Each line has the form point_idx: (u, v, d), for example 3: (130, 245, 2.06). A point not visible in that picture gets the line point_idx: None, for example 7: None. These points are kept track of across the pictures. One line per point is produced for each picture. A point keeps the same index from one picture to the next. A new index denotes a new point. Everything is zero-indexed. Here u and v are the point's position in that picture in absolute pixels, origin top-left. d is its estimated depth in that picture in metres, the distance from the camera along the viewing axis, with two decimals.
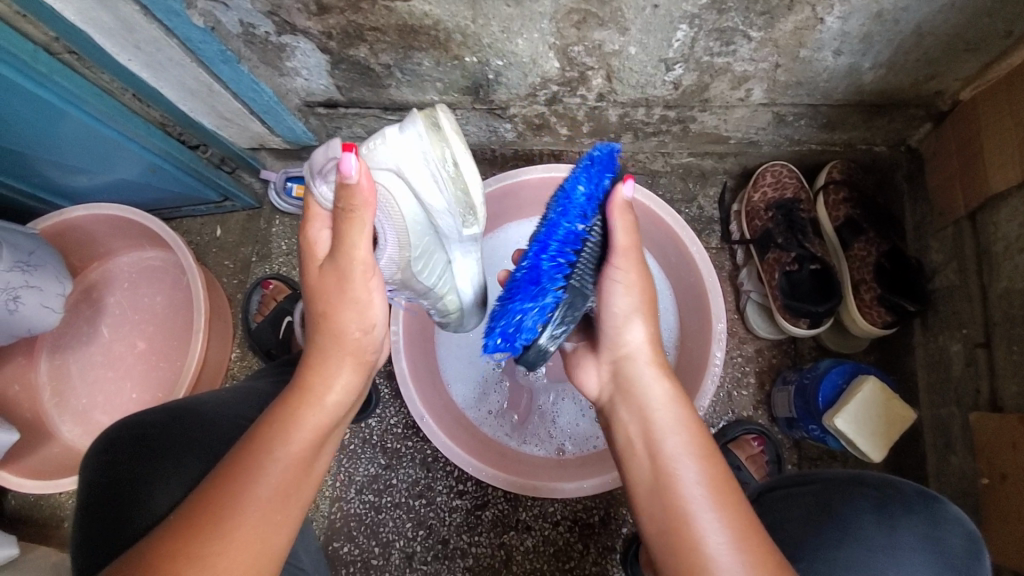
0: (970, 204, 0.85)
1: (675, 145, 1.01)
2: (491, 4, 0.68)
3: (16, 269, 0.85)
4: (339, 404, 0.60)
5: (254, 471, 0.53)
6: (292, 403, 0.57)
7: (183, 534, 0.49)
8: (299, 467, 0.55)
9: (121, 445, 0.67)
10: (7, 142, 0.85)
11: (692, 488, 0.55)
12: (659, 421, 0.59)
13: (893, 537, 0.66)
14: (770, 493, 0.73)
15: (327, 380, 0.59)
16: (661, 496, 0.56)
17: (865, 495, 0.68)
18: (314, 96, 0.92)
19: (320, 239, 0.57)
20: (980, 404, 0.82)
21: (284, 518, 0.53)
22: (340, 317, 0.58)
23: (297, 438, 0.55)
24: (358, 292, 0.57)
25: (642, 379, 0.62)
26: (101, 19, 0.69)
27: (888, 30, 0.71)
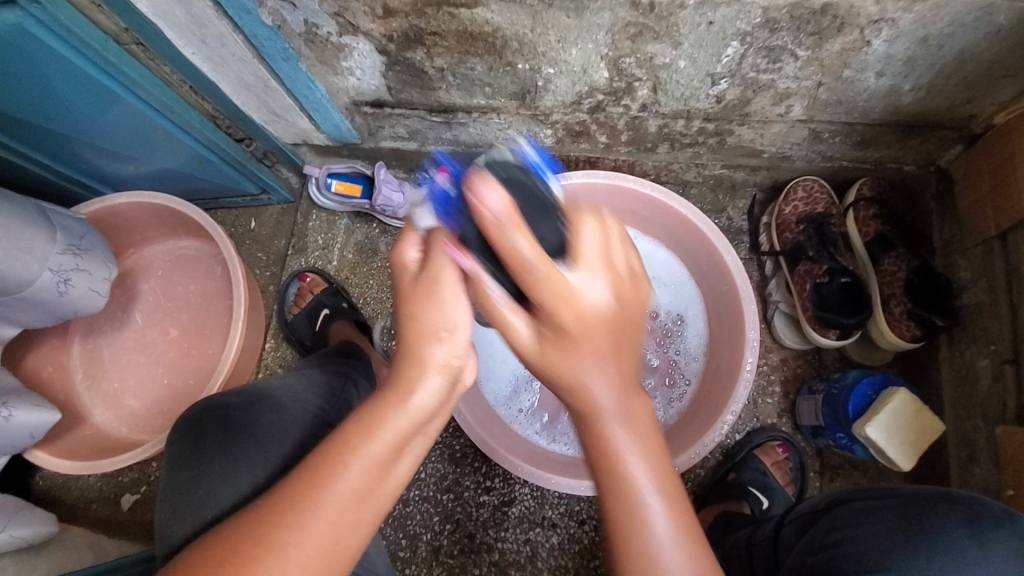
0: (1001, 225, 0.88)
1: (710, 156, 1.04)
2: (552, 15, 0.71)
3: (67, 252, 0.88)
4: (429, 409, 0.52)
5: (336, 468, 0.50)
6: (377, 403, 0.52)
7: (264, 526, 0.49)
8: (377, 471, 0.51)
9: (209, 423, 0.71)
10: (65, 127, 0.87)
11: (642, 479, 0.53)
12: (610, 418, 0.53)
13: (984, 550, 0.59)
14: (847, 505, 0.69)
15: (414, 385, 0.51)
16: (609, 478, 0.53)
17: (954, 511, 0.62)
18: (363, 95, 0.94)
19: (411, 257, 0.55)
20: (1007, 418, 0.86)
21: (361, 524, 0.51)
22: (422, 320, 0.52)
23: (378, 445, 0.51)
24: (446, 296, 0.53)
25: (578, 379, 0.53)
26: (174, 12, 0.72)
27: (932, 55, 0.74)
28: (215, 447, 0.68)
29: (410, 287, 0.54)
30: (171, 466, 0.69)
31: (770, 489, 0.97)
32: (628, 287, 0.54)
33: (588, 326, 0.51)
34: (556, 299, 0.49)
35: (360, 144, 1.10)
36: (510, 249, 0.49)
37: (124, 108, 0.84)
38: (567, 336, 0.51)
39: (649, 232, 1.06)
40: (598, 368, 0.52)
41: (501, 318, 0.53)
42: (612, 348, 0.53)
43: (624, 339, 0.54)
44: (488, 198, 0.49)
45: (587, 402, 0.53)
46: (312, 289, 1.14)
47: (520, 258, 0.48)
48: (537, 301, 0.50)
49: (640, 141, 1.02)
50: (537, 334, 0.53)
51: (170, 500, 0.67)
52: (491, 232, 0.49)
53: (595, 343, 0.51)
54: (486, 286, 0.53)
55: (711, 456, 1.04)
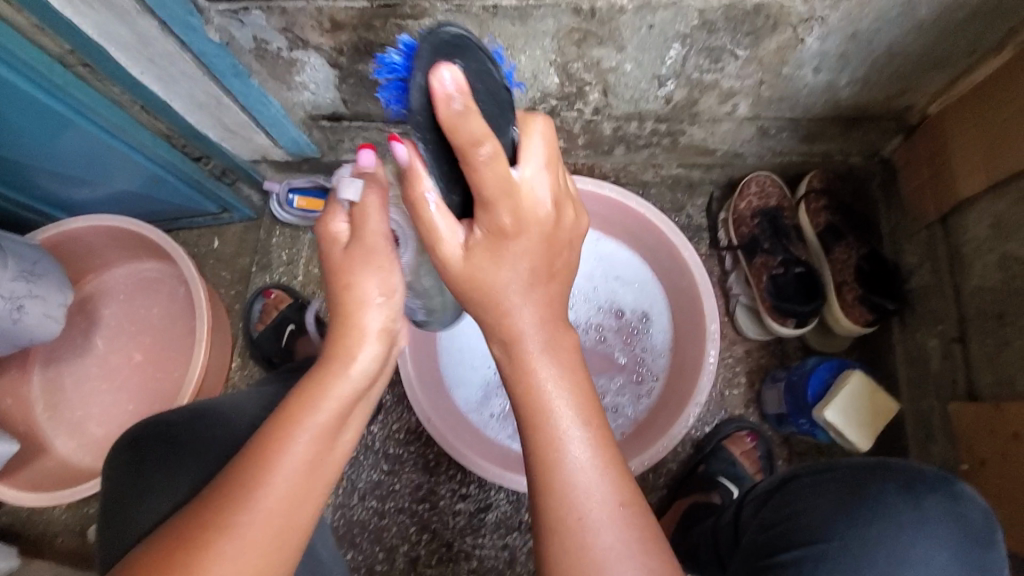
0: (941, 209, 0.92)
1: (665, 156, 1.07)
2: (497, 24, 0.72)
3: (20, 278, 0.87)
4: (367, 374, 0.55)
5: (283, 440, 0.51)
6: (318, 375, 0.54)
7: (217, 505, 0.49)
8: (323, 438, 0.53)
9: (150, 443, 0.69)
10: (10, 153, 0.86)
11: (566, 410, 0.52)
12: (534, 347, 0.53)
13: (919, 513, 0.61)
14: (795, 480, 0.69)
15: (352, 354, 0.54)
16: (535, 427, 0.52)
17: (892, 478, 0.64)
18: (319, 109, 0.94)
19: (340, 228, 0.57)
20: (957, 394, 0.89)
21: (310, 494, 0.52)
22: (351, 286, 0.54)
23: (323, 413, 0.52)
24: (384, 262, 0.56)
25: (503, 301, 0.53)
26: (119, 33, 0.72)
27: (862, 50, 0.77)
28: (158, 467, 0.67)
29: (343, 258, 0.55)
30: (112, 489, 0.68)
31: (740, 477, 0.98)
32: (569, 207, 0.54)
33: (524, 227, 0.51)
34: (499, 199, 0.49)
35: (319, 158, 1.10)
36: (478, 178, 0.47)
37: (76, 131, 0.83)
38: (500, 234, 0.51)
39: (611, 233, 1.07)
40: (520, 289, 0.53)
41: (435, 233, 0.51)
42: (551, 285, 0.55)
43: (557, 262, 0.55)
44: (442, 79, 0.43)
45: (516, 331, 0.53)
46: (278, 305, 1.12)
47: (481, 174, 0.46)
48: (478, 198, 0.49)
49: (597, 144, 1.04)
50: (470, 241, 0.52)
51: (111, 521, 0.66)
52: (447, 122, 0.44)
53: (529, 249, 0.52)
54: (423, 184, 0.49)
55: (683, 450, 1.06)
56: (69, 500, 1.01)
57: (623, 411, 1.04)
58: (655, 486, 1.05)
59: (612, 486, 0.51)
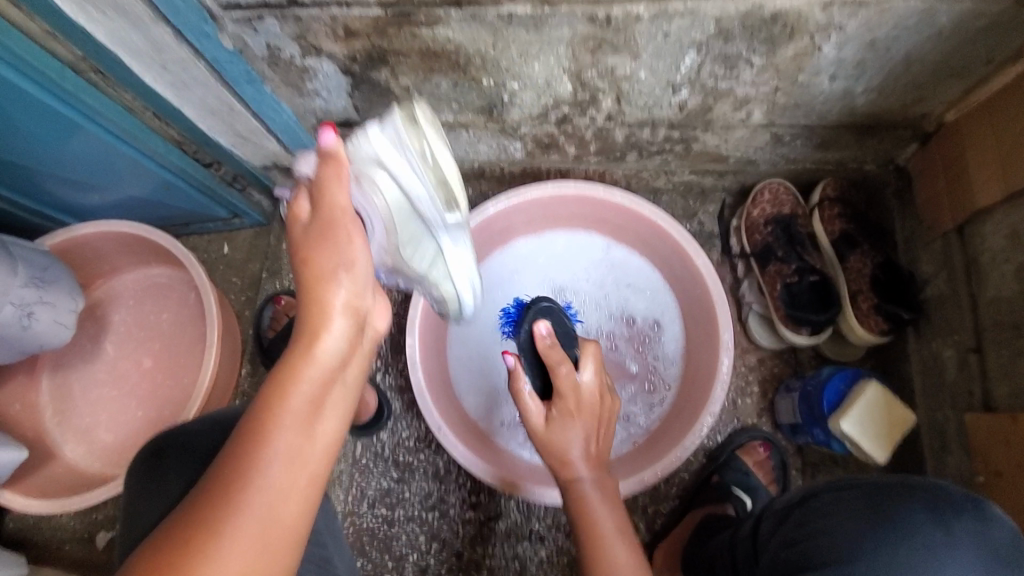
0: (957, 218, 0.91)
1: (677, 163, 1.06)
2: (512, 31, 0.72)
3: (30, 284, 0.87)
4: (339, 352, 0.52)
5: (258, 429, 0.49)
6: (285, 360, 0.51)
7: (197, 507, 0.46)
8: (299, 424, 0.50)
9: (164, 451, 0.69)
10: (22, 159, 0.86)
11: (609, 525, 0.70)
12: (588, 487, 0.72)
13: (949, 537, 0.59)
14: (815, 498, 0.69)
15: (320, 332, 0.52)
16: (586, 530, 0.70)
17: (917, 498, 0.62)
18: (331, 115, 0.94)
19: (304, 207, 0.55)
20: (974, 405, 0.88)
21: (293, 488, 0.49)
22: (311, 262, 0.53)
23: (295, 396, 0.50)
24: (343, 236, 0.53)
25: (567, 453, 0.72)
26: (133, 41, 0.72)
27: (879, 58, 0.77)
28: (173, 475, 0.67)
29: (304, 236, 0.54)
30: (130, 498, 0.68)
31: (753, 488, 0.98)
32: (609, 397, 0.76)
33: (583, 413, 0.73)
34: (568, 391, 0.73)
35: None
36: (562, 381, 0.73)
37: (86, 137, 0.83)
38: (568, 411, 0.73)
39: (623, 240, 1.06)
40: (580, 451, 0.72)
41: (524, 407, 0.74)
42: (596, 428, 0.74)
43: (599, 431, 0.74)
44: (540, 328, 0.77)
45: (572, 472, 0.72)
46: (286, 311, 1.13)
47: (563, 382, 0.74)
48: (557, 392, 0.74)
49: (609, 151, 1.03)
50: (549, 419, 0.73)
51: (127, 529, 0.66)
52: (542, 350, 0.75)
53: (587, 421, 0.73)
54: (522, 381, 0.73)
55: (695, 460, 1.05)
56: (79, 507, 1.01)
57: (634, 420, 1.04)
58: (666, 495, 1.04)
59: (632, 559, 0.68)
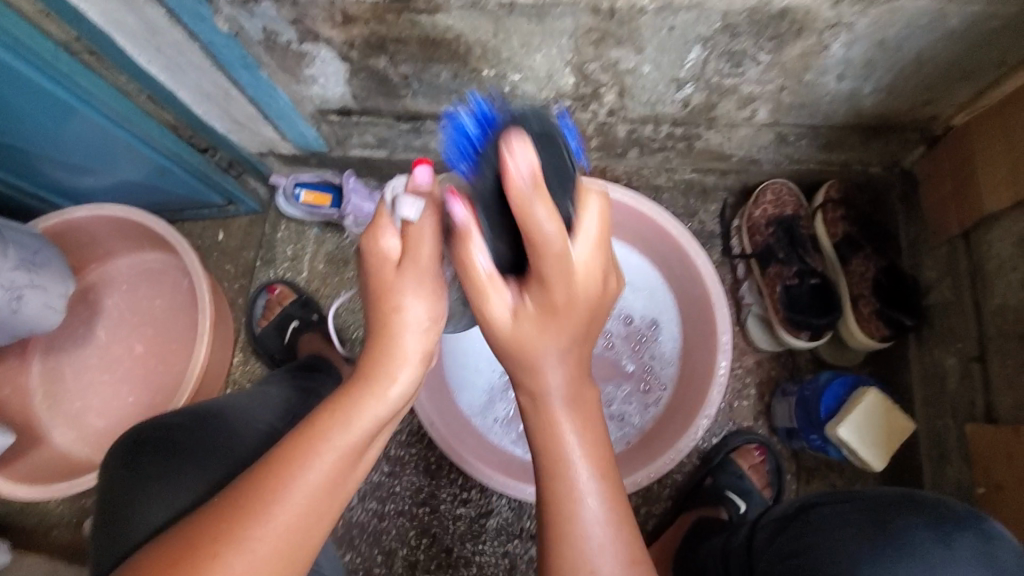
0: (964, 223, 0.90)
1: (680, 160, 1.04)
2: (513, 21, 0.70)
3: (20, 268, 0.85)
4: (404, 397, 0.53)
5: (310, 455, 0.49)
6: (350, 393, 0.51)
7: (229, 516, 0.48)
8: (348, 457, 0.51)
9: (147, 446, 0.67)
10: (14, 140, 0.84)
11: (575, 453, 0.57)
12: (557, 404, 0.57)
13: (951, 554, 0.57)
14: (815, 510, 0.69)
15: (391, 374, 0.52)
16: (554, 467, 0.57)
17: (919, 513, 0.61)
18: (329, 103, 0.92)
19: (389, 245, 0.53)
20: (975, 415, 0.87)
21: (325, 511, 0.51)
22: (395, 303, 0.52)
23: (355, 430, 0.50)
24: (432, 286, 0.53)
25: (540, 347, 0.55)
26: (127, 22, 0.70)
27: (889, 58, 0.75)
28: (156, 473, 0.65)
29: (395, 279, 0.52)
30: (108, 493, 0.66)
31: (747, 492, 0.97)
32: (609, 274, 0.56)
33: (576, 303, 0.53)
34: (557, 279, 0.50)
35: (327, 152, 1.08)
36: (533, 228, 0.47)
37: (81, 120, 0.82)
38: (551, 309, 0.52)
39: (622, 238, 1.05)
40: (555, 359, 0.55)
41: (480, 288, 0.53)
42: (579, 347, 0.56)
43: (589, 331, 0.56)
44: (517, 165, 0.45)
45: (545, 387, 0.57)
46: (280, 301, 1.12)
47: (543, 237, 0.47)
48: (538, 277, 0.51)
49: (610, 146, 1.02)
50: (519, 309, 0.53)
51: (106, 527, 0.64)
52: (514, 202, 0.46)
53: (574, 326, 0.54)
54: (474, 249, 0.52)
55: (689, 461, 1.04)
56: (67, 493, 1.00)
57: (629, 420, 1.03)
58: (660, 497, 1.03)
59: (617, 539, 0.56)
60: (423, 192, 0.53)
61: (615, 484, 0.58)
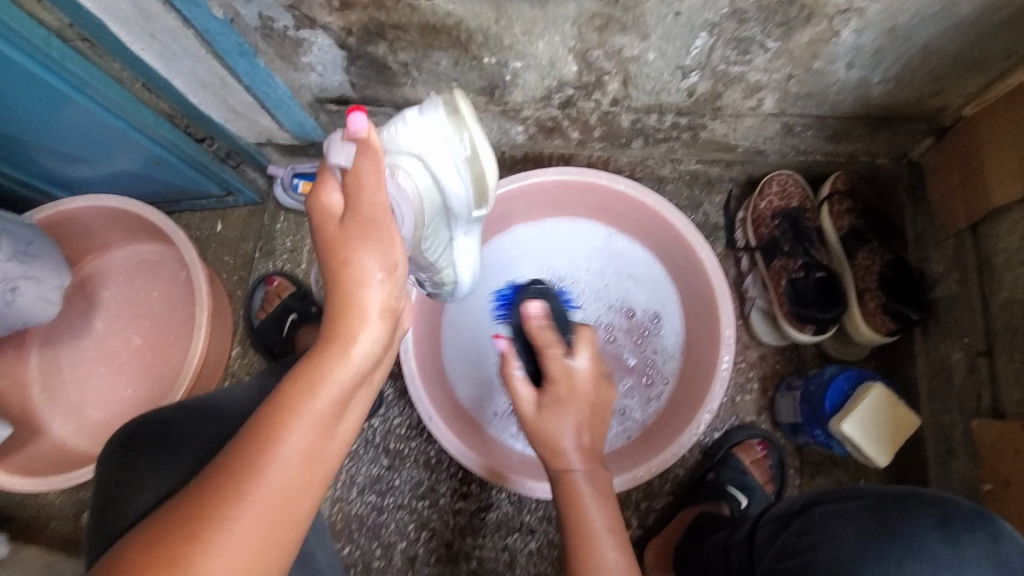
0: (971, 217, 0.88)
1: (684, 151, 1.03)
2: (515, 7, 0.68)
3: (14, 259, 0.84)
4: (371, 357, 0.49)
5: (279, 428, 0.47)
6: (312, 359, 0.47)
7: (207, 498, 0.46)
8: (320, 426, 0.48)
9: (141, 439, 0.67)
10: (7, 128, 0.83)
11: (601, 524, 0.65)
12: (580, 475, 0.68)
13: (958, 556, 0.57)
14: (818, 507, 0.67)
15: (353, 334, 0.47)
16: (574, 521, 0.65)
17: (926, 512, 0.60)
18: (327, 91, 0.90)
19: (332, 199, 0.48)
20: (982, 411, 0.86)
21: (305, 487, 0.48)
22: (340, 256, 0.47)
23: (322, 398, 0.47)
24: (384, 235, 0.49)
25: (557, 433, 0.69)
26: (119, 7, 0.68)
27: (900, 46, 0.73)
28: (150, 465, 0.64)
29: (340, 233, 0.48)
30: (102, 486, 0.65)
31: (750, 487, 0.96)
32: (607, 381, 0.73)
33: (577, 397, 0.70)
34: (561, 377, 0.70)
35: (326, 143, 1.06)
36: (544, 350, 0.71)
37: (76, 109, 0.80)
38: (560, 397, 0.70)
39: (624, 230, 1.04)
40: (571, 430, 0.69)
41: (514, 389, 0.71)
42: (589, 419, 0.70)
43: (595, 418, 0.71)
44: (533, 308, 0.73)
45: (565, 463, 0.69)
46: (279, 293, 1.11)
47: (551, 365, 0.70)
48: (547, 376, 0.71)
49: (614, 137, 1.00)
50: (539, 403, 0.70)
51: (100, 521, 0.63)
52: (531, 331, 0.72)
53: (579, 412, 0.70)
54: (512, 365, 0.72)
55: (691, 456, 1.03)
56: (64, 486, 0.99)
57: (630, 414, 1.02)
58: (661, 491, 1.02)
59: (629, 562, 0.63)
60: (360, 143, 0.49)
61: (618, 514, 0.67)
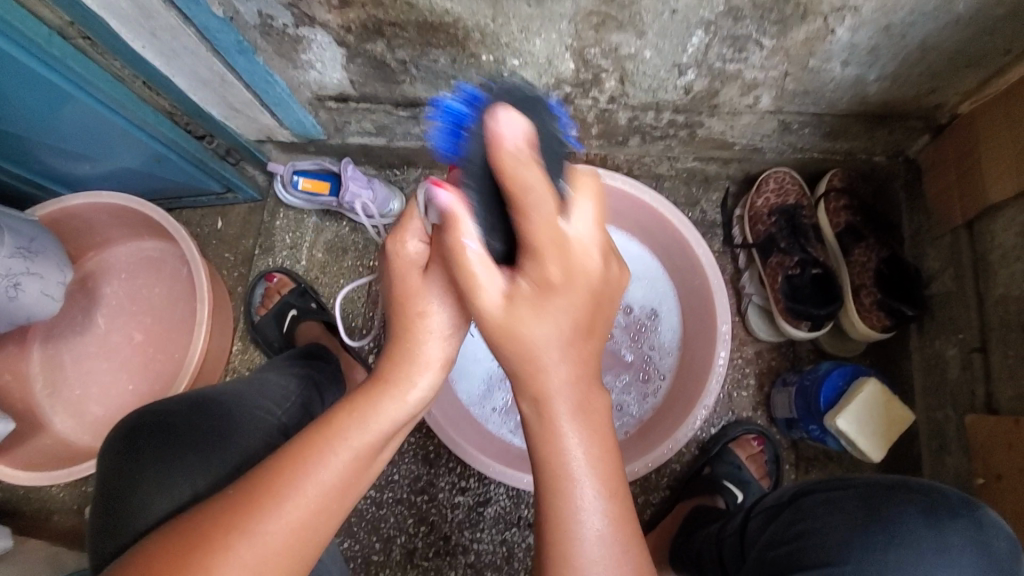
0: (967, 213, 0.89)
1: (681, 149, 1.03)
2: (512, 5, 0.69)
3: (16, 255, 0.85)
4: (421, 403, 0.55)
5: (329, 449, 0.50)
6: (369, 394, 0.53)
7: (240, 508, 0.47)
8: (363, 456, 0.51)
9: (144, 432, 0.67)
10: (9, 126, 0.83)
11: (583, 472, 0.50)
12: (563, 411, 0.50)
13: (942, 539, 0.59)
14: (807, 497, 0.67)
15: (411, 380, 0.54)
16: (549, 472, 0.51)
17: (913, 501, 0.61)
18: (326, 89, 0.91)
19: (415, 250, 0.56)
20: (975, 406, 0.86)
21: (331, 511, 0.50)
22: (416, 305, 0.54)
23: (375, 429, 0.51)
24: (452, 292, 0.55)
25: (541, 355, 0.49)
26: (119, 5, 0.69)
27: (895, 44, 0.73)
28: (153, 459, 0.65)
29: (419, 283, 0.55)
30: (106, 478, 0.66)
31: (745, 482, 0.97)
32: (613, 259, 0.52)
33: (570, 285, 0.48)
34: (548, 251, 0.47)
35: (325, 140, 1.07)
36: (519, 189, 0.44)
37: (76, 106, 0.81)
38: (545, 290, 0.48)
39: (622, 227, 1.04)
40: (558, 351, 0.50)
41: (472, 273, 0.49)
42: (584, 334, 0.51)
43: (597, 317, 0.51)
44: (507, 123, 0.43)
45: (545, 379, 0.50)
46: (278, 290, 1.12)
47: (531, 206, 0.45)
48: (526, 250, 0.47)
49: (611, 134, 1.00)
50: (514, 291, 0.49)
51: (104, 515, 0.64)
52: (503, 167, 0.44)
53: (573, 307, 0.49)
54: (466, 231, 0.48)
55: (687, 451, 1.04)
56: (66, 480, 1.00)
57: (628, 410, 1.02)
58: (657, 486, 1.03)
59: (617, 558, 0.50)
60: None
61: (624, 505, 0.52)
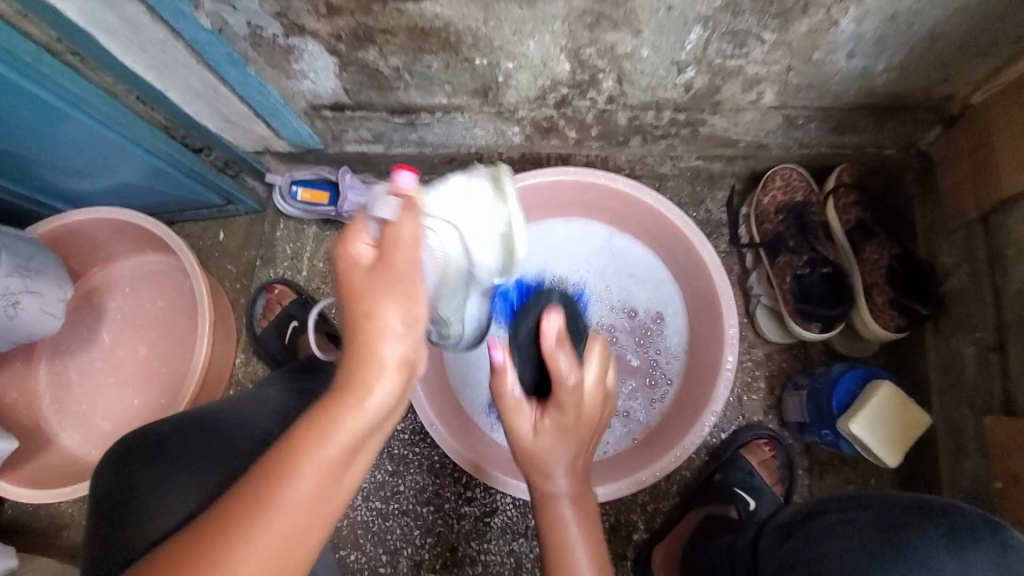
0: (981, 206, 0.85)
1: (684, 148, 1.01)
2: (503, 6, 0.67)
3: (15, 274, 0.85)
4: (386, 408, 0.48)
5: (291, 473, 0.45)
6: (328, 405, 0.47)
7: (207, 541, 0.44)
8: (330, 473, 0.47)
9: (136, 452, 0.67)
10: (4, 146, 0.83)
11: (577, 538, 0.69)
12: (563, 504, 0.71)
13: (963, 566, 0.55)
14: (824, 517, 0.66)
15: (370, 385, 0.47)
16: (552, 526, 0.70)
17: (934, 522, 0.58)
18: (321, 98, 0.90)
19: (362, 250, 0.48)
20: (993, 407, 0.83)
21: (311, 531, 0.47)
22: (360, 309, 0.46)
23: (334, 446, 0.46)
24: (409, 288, 0.48)
25: (550, 468, 0.70)
26: (106, 20, 0.68)
27: (902, 33, 0.71)
28: (147, 479, 0.64)
29: (365, 284, 0.47)
30: (100, 502, 0.66)
31: (756, 488, 0.95)
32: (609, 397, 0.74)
33: (582, 425, 0.70)
34: (571, 404, 0.69)
35: (322, 149, 1.06)
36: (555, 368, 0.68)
37: (68, 124, 0.81)
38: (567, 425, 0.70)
39: (624, 229, 1.02)
40: (564, 468, 0.70)
41: (512, 413, 0.70)
42: (583, 453, 0.72)
43: (587, 440, 0.72)
44: (551, 323, 0.69)
45: (551, 487, 0.71)
46: (280, 301, 1.12)
47: (564, 383, 0.68)
48: (557, 404, 0.69)
49: (611, 135, 0.98)
50: (539, 427, 0.70)
51: (99, 538, 0.64)
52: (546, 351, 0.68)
53: (580, 440, 0.71)
54: (510, 382, 0.69)
55: (697, 456, 1.02)
56: (74, 496, 1.00)
57: (634, 416, 1.00)
58: (667, 493, 1.02)
59: None
60: (404, 200, 0.51)
61: (601, 547, 0.70)
